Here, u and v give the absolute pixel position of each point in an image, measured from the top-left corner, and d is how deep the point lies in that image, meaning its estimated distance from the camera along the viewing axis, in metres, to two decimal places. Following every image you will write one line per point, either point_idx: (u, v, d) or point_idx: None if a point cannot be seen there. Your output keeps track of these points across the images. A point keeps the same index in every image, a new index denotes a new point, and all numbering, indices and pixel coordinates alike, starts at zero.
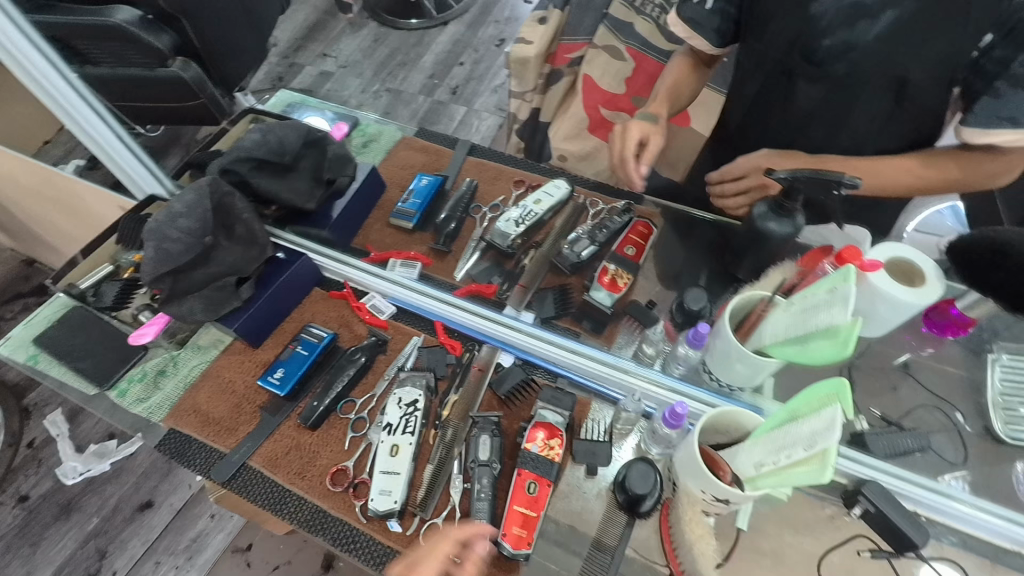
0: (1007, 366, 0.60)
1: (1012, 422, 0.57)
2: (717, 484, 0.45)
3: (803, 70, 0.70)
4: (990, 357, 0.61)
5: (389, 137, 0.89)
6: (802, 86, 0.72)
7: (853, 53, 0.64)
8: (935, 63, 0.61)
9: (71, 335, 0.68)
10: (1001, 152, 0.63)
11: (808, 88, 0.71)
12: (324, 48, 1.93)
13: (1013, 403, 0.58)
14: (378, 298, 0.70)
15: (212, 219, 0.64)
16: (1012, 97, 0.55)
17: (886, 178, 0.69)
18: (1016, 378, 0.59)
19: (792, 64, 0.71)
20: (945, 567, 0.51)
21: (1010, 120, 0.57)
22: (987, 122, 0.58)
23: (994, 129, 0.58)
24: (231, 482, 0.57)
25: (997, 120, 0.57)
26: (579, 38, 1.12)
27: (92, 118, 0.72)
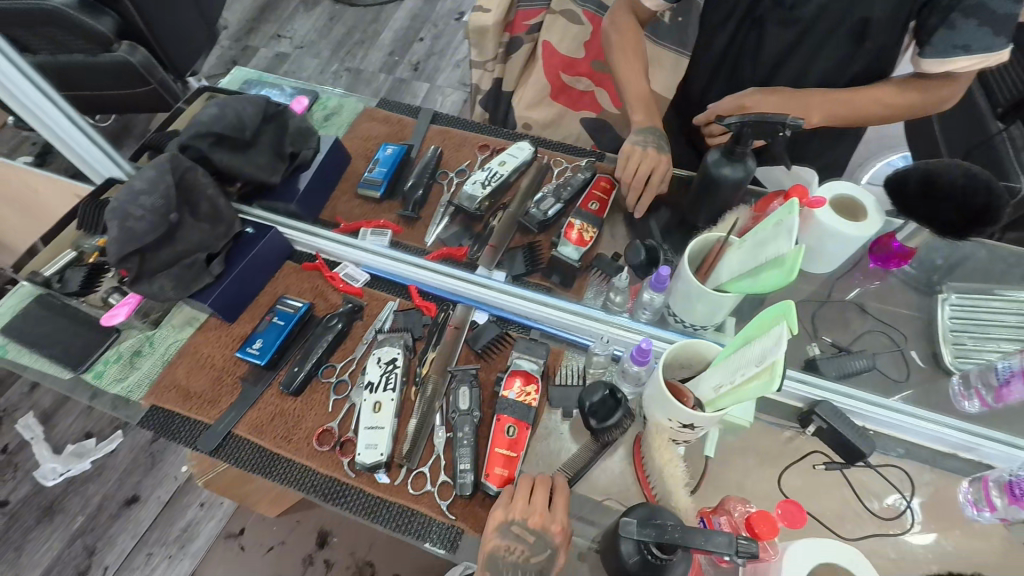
0: (955, 305, 0.64)
1: (961, 355, 0.61)
2: (682, 410, 0.48)
3: (774, 15, 0.71)
4: (941, 297, 0.65)
5: (351, 110, 0.88)
6: (770, 32, 0.72)
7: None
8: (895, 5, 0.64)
9: (38, 323, 0.67)
10: (955, 78, 0.68)
11: (779, 34, 0.72)
12: (278, 29, 1.87)
13: (961, 338, 0.62)
14: (352, 267, 0.71)
15: (175, 196, 0.63)
16: (964, 28, 0.60)
17: (858, 109, 0.71)
18: (963, 315, 0.63)
19: (762, 11, 0.72)
20: (890, 472, 0.56)
21: (963, 47, 0.62)
22: (945, 51, 0.63)
23: (951, 57, 0.63)
24: (219, 451, 0.59)
25: (953, 48, 0.62)
26: (536, 3, 1.12)
27: (42, 101, 0.70)
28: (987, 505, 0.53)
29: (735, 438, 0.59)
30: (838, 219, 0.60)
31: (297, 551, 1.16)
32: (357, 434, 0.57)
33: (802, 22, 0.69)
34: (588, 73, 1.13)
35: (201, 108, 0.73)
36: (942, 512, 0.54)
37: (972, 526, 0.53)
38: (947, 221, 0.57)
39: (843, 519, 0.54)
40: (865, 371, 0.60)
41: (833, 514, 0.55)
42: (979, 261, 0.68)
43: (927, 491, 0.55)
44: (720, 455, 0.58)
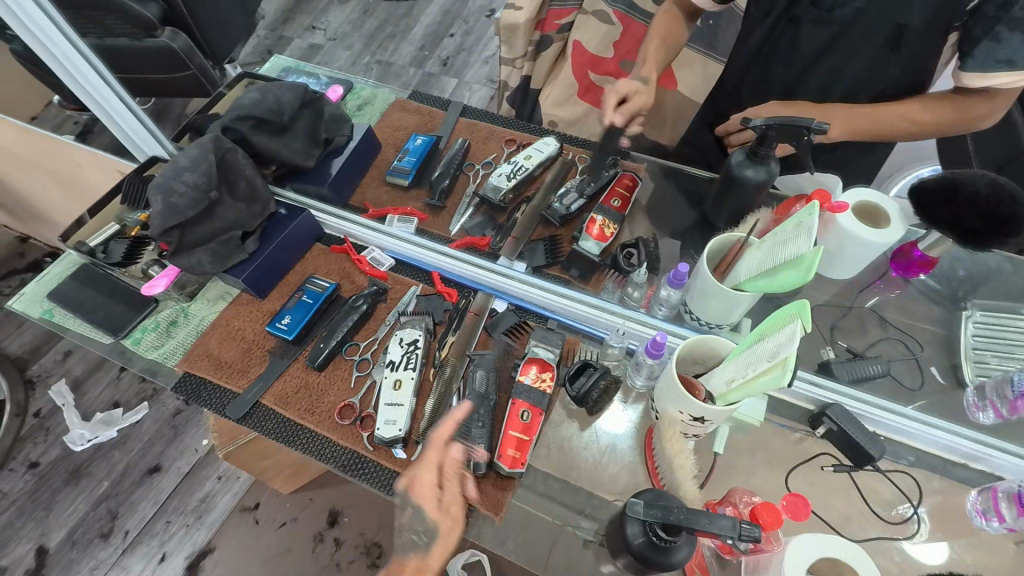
0: (979, 323, 0.64)
1: (982, 373, 0.61)
2: (692, 401, 0.49)
3: (809, 14, 0.71)
4: (965, 314, 0.66)
5: (383, 100, 0.91)
6: (804, 30, 0.73)
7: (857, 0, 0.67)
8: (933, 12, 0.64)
9: (82, 290, 0.71)
10: (991, 93, 0.67)
11: (812, 32, 0.73)
12: (313, 20, 1.89)
13: (984, 356, 0.62)
14: (378, 251, 0.73)
15: (216, 174, 0.66)
16: (1010, 41, 0.59)
17: (883, 123, 0.73)
18: (987, 333, 0.63)
19: (798, 9, 0.71)
20: (898, 477, 0.57)
21: (1006, 62, 0.61)
22: (987, 65, 0.62)
23: (994, 71, 0.62)
24: (246, 419, 0.62)
25: (995, 62, 0.62)
26: (567, 3, 1.13)
27: (95, 79, 0.74)
28: (996, 515, 0.52)
29: (744, 436, 0.59)
30: (859, 224, 0.60)
31: (308, 528, 1.20)
32: (377, 410, 0.60)
33: (838, 22, 0.70)
34: (616, 73, 1.15)
35: (241, 93, 0.77)
36: (949, 520, 0.55)
37: (978, 536, 0.54)
38: (969, 227, 0.57)
39: (847, 520, 0.55)
40: (879, 378, 0.61)
41: (838, 515, 0.55)
42: (1002, 276, 0.68)
43: (935, 499, 0.56)
44: (730, 451, 0.59)
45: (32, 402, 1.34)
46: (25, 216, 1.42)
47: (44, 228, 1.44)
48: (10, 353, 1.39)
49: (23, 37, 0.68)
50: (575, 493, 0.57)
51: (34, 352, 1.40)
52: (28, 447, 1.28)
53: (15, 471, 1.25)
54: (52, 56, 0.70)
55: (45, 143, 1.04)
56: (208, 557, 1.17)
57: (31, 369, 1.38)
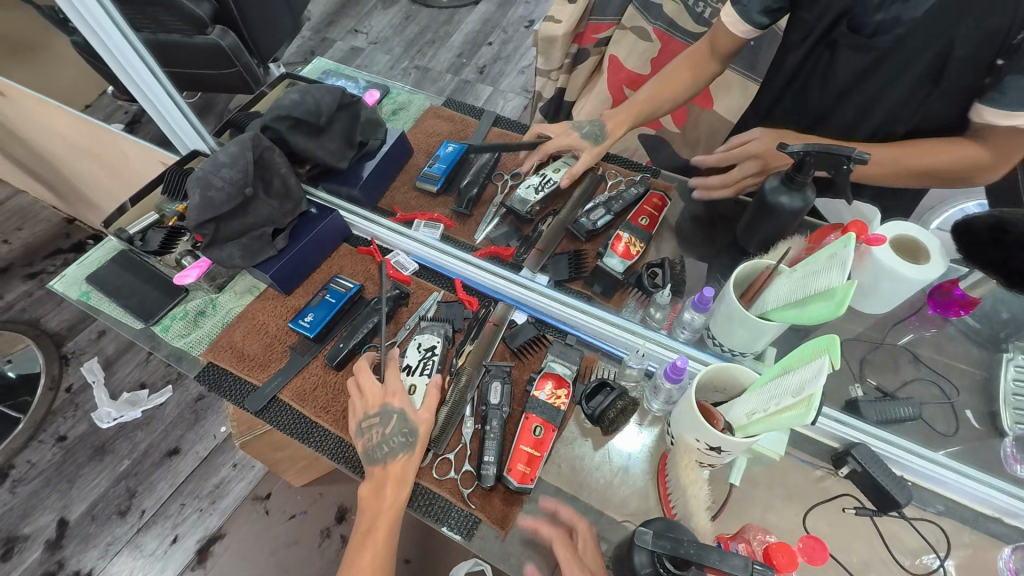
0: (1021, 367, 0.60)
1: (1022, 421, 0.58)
2: (710, 430, 0.48)
3: (846, 39, 0.69)
4: (1005, 357, 0.62)
5: (418, 106, 0.92)
6: (841, 54, 0.71)
7: (900, 28, 0.64)
8: (976, 44, 0.61)
9: (120, 275, 0.74)
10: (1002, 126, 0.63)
11: (850, 58, 0.71)
12: (356, 23, 1.92)
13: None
14: (403, 256, 0.74)
15: (253, 171, 0.67)
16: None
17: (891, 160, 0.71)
18: None
19: (839, 35, 0.70)
20: (924, 525, 0.54)
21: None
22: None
23: None
24: (263, 413, 0.63)
25: None
26: (607, 17, 1.13)
27: (145, 73, 0.78)
28: None
29: (763, 468, 0.58)
30: (896, 259, 0.58)
31: (316, 522, 1.22)
32: None
33: (877, 49, 0.68)
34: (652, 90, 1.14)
35: (281, 93, 0.79)
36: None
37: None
38: (1017, 270, 0.54)
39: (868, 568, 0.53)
40: (910, 420, 0.58)
41: (858, 562, 0.53)
42: None
43: (963, 553, 0.53)
44: (747, 483, 0.57)
45: (65, 377, 1.39)
46: (72, 199, 1.49)
47: (88, 211, 1.50)
48: (48, 328, 1.45)
49: (82, 31, 0.72)
50: (585, 514, 0.56)
51: (70, 329, 1.46)
52: (57, 421, 1.33)
53: (44, 443, 1.30)
54: (105, 50, 0.74)
55: (95, 131, 1.08)
56: (218, 543, 1.19)
57: (66, 345, 1.44)
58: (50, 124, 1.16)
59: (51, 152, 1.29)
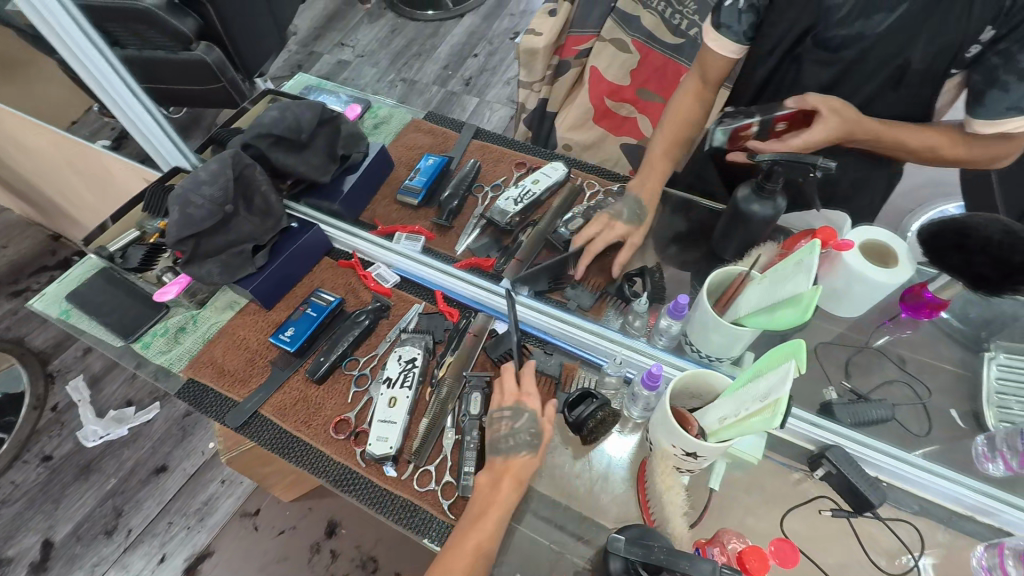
0: (1004, 365, 0.61)
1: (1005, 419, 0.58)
2: (684, 436, 0.49)
3: (812, 54, 0.70)
4: (988, 356, 0.63)
5: (399, 120, 0.93)
6: (808, 69, 0.72)
7: (865, 42, 0.66)
8: (934, 54, 0.64)
9: (101, 292, 0.74)
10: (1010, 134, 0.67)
11: (816, 73, 0.72)
12: (342, 38, 1.96)
13: (1008, 402, 0.59)
14: (384, 268, 0.74)
15: (233, 188, 0.68)
16: (1018, 90, 0.60)
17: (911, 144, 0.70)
18: (1013, 377, 0.60)
19: (802, 49, 0.71)
20: (899, 525, 0.55)
21: (1014, 108, 0.61)
22: (994, 113, 0.63)
23: (1004, 117, 0.63)
24: (246, 429, 0.63)
25: (1003, 110, 0.62)
26: (587, 29, 1.13)
27: (125, 93, 0.78)
28: (1001, 573, 0.50)
29: (743, 473, 0.58)
30: (865, 263, 0.60)
31: (305, 537, 1.21)
32: (371, 424, 0.61)
33: (843, 62, 0.69)
34: (632, 100, 1.16)
35: (263, 110, 0.79)
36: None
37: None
38: (981, 273, 0.55)
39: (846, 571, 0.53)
40: (882, 420, 0.59)
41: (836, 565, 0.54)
42: None
43: (935, 551, 0.54)
44: (726, 488, 0.57)
45: (51, 396, 1.38)
46: (56, 216, 1.48)
47: (73, 227, 1.49)
48: (33, 346, 1.44)
49: (64, 55, 0.73)
50: (565, 523, 0.57)
51: (56, 346, 1.45)
52: (42, 441, 1.32)
53: (29, 463, 1.29)
54: (87, 72, 0.75)
55: (78, 148, 1.08)
56: (206, 560, 1.18)
57: (52, 363, 1.42)
58: (33, 142, 1.16)
59: (36, 170, 1.29)
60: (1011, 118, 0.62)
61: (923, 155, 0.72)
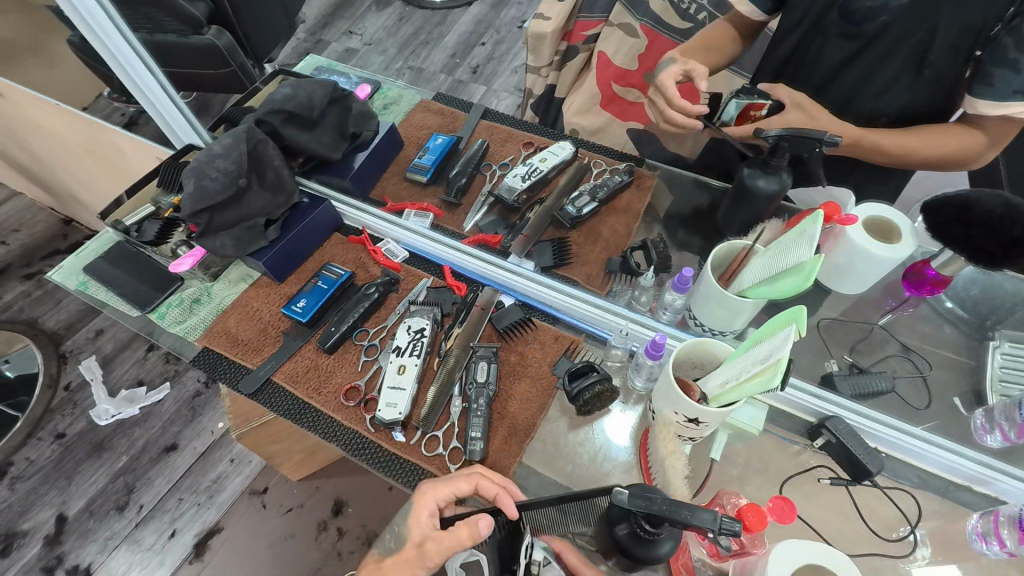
0: (1007, 354, 0.62)
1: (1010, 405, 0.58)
2: (686, 401, 0.50)
3: (838, 27, 0.71)
4: (992, 345, 0.64)
5: (408, 101, 0.94)
6: (832, 43, 0.73)
7: (887, 15, 0.66)
8: (951, 35, 0.64)
9: (117, 265, 0.75)
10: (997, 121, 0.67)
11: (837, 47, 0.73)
12: (350, 25, 1.96)
13: (1010, 390, 0.59)
14: (393, 244, 0.76)
15: (246, 162, 0.69)
16: None
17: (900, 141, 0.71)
18: (1015, 365, 0.61)
19: (828, 21, 0.72)
20: (896, 494, 0.56)
21: (1021, 92, 0.62)
22: (1002, 94, 0.63)
23: (1007, 101, 0.63)
24: (258, 396, 0.64)
25: (1011, 92, 0.62)
26: (595, 15, 1.16)
27: (139, 67, 0.80)
28: (996, 540, 0.51)
29: (742, 444, 0.59)
30: (867, 239, 0.60)
31: (313, 515, 1.23)
32: (380, 391, 0.62)
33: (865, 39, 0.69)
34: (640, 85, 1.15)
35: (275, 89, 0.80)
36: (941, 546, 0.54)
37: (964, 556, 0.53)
38: (983, 247, 0.56)
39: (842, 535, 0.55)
40: (883, 392, 0.60)
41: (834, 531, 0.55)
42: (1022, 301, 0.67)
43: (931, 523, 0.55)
44: (726, 458, 0.59)
45: (63, 375, 1.40)
46: (68, 199, 1.51)
47: (85, 211, 1.52)
48: (46, 328, 1.47)
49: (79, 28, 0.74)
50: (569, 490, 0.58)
51: (68, 328, 1.48)
52: (56, 419, 1.35)
53: (42, 441, 1.32)
54: (103, 47, 0.76)
55: (89, 128, 1.09)
56: (216, 536, 1.20)
57: (64, 344, 1.45)
58: (46, 123, 1.17)
59: (50, 152, 1.31)
60: (1019, 102, 0.62)
61: (914, 153, 0.72)
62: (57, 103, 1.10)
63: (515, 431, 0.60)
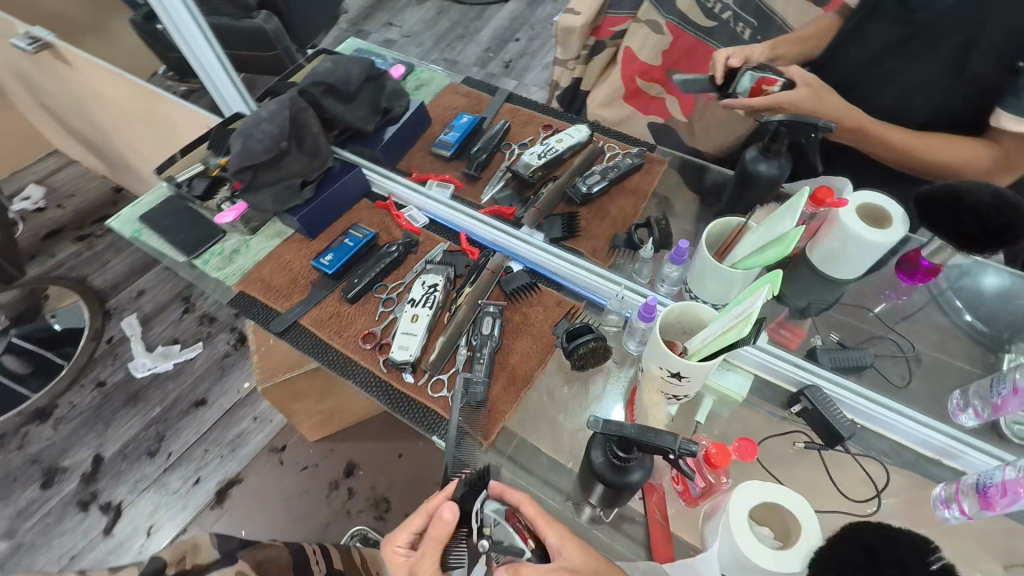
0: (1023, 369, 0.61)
1: None
2: (670, 356, 0.54)
3: None
4: (1008, 356, 0.63)
5: (438, 83, 1.01)
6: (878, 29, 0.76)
7: None
8: None
9: (167, 216, 0.84)
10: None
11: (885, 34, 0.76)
12: (391, 17, 2.04)
13: None
14: (415, 210, 0.82)
15: (289, 127, 0.76)
16: None
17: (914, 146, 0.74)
18: None
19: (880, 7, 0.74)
20: (866, 462, 0.59)
21: None
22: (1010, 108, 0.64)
23: None
24: (285, 337, 0.71)
25: None
26: (623, 12, 1.20)
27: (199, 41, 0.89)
28: (957, 505, 0.53)
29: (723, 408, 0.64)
30: (860, 224, 0.63)
31: (326, 474, 1.31)
32: (394, 338, 0.68)
33: None
34: (661, 81, 1.18)
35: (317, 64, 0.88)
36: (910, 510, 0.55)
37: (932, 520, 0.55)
38: (967, 232, 0.59)
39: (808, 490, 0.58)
40: (865, 368, 0.63)
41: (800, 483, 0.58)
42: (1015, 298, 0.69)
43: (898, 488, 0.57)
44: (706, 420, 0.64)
45: (107, 329, 1.52)
46: (121, 167, 1.62)
47: (135, 179, 1.63)
48: (94, 286, 1.59)
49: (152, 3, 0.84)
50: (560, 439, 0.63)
51: (113, 287, 1.59)
52: (98, 368, 1.46)
53: (85, 387, 1.43)
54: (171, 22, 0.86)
55: (147, 99, 1.19)
56: (235, 487, 1.29)
57: (109, 301, 1.57)
58: (109, 93, 1.28)
59: (110, 122, 1.42)
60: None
61: (926, 162, 0.75)
62: (121, 73, 1.19)
63: (514, 381, 0.65)
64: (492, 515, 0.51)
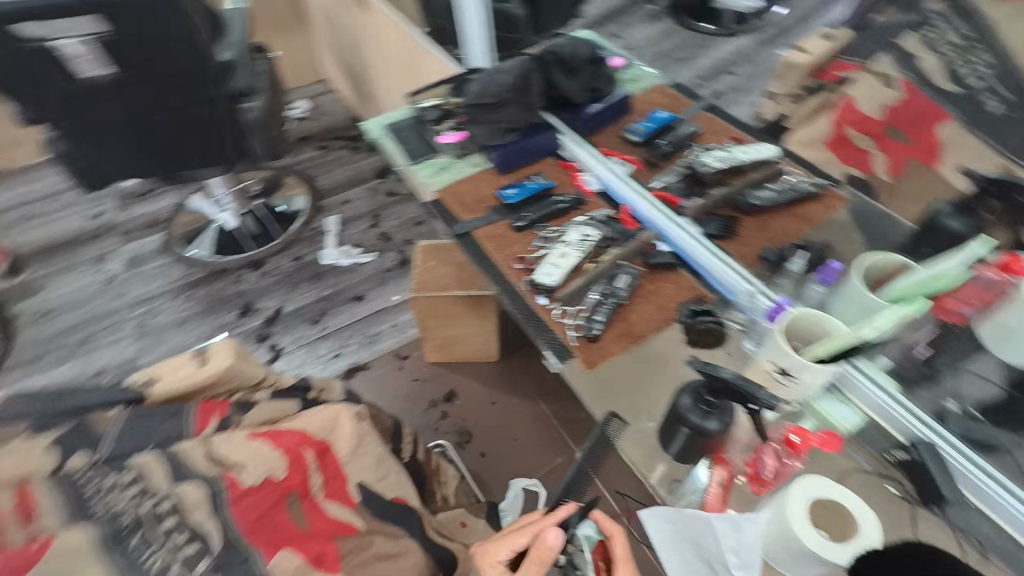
0: None
1: None
2: (784, 351, 0.58)
3: None
4: None
5: (647, 82, 1.09)
6: None
7: None
8: None
9: (406, 130, 1.07)
10: None
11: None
12: (619, 29, 2.18)
13: None
14: (592, 177, 0.94)
15: (519, 83, 0.93)
16: None
17: None
18: None
19: None
20: (961, 534, 0.57)
21: None
22: None
23: None
24: (458, 238, 0.87)
25: None
26: (856, 59, 1.16)
27: None
28: None
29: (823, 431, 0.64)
30: None
31: None
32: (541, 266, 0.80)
33: None
34: (876, 135, 1.08)
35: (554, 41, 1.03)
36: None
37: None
38: None
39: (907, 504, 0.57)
40: (992, 448, 0.61)
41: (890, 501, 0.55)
42: None
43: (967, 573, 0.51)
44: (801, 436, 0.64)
45: None
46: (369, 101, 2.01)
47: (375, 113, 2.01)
48: None
49: None
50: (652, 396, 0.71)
51: None
52: None
53: None
54: None
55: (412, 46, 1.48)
56: None
57: None
58: (387, 39, 1.62)
59: (378, 61, 1.82)
60: None
61: None
62: (399, 21, 1.52)
63: (627, 334, 0.73)
64: (581, 541, 0.65)
